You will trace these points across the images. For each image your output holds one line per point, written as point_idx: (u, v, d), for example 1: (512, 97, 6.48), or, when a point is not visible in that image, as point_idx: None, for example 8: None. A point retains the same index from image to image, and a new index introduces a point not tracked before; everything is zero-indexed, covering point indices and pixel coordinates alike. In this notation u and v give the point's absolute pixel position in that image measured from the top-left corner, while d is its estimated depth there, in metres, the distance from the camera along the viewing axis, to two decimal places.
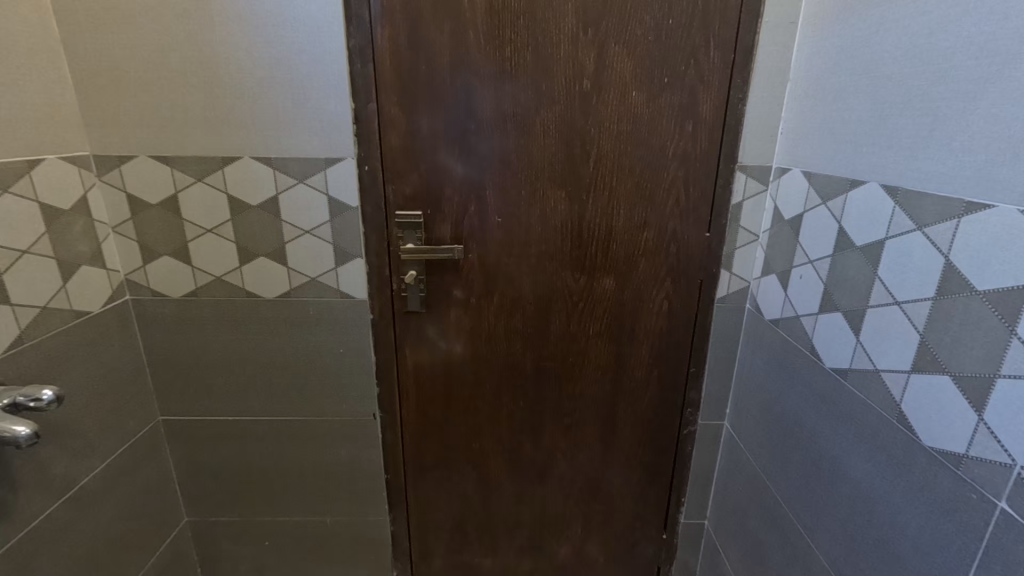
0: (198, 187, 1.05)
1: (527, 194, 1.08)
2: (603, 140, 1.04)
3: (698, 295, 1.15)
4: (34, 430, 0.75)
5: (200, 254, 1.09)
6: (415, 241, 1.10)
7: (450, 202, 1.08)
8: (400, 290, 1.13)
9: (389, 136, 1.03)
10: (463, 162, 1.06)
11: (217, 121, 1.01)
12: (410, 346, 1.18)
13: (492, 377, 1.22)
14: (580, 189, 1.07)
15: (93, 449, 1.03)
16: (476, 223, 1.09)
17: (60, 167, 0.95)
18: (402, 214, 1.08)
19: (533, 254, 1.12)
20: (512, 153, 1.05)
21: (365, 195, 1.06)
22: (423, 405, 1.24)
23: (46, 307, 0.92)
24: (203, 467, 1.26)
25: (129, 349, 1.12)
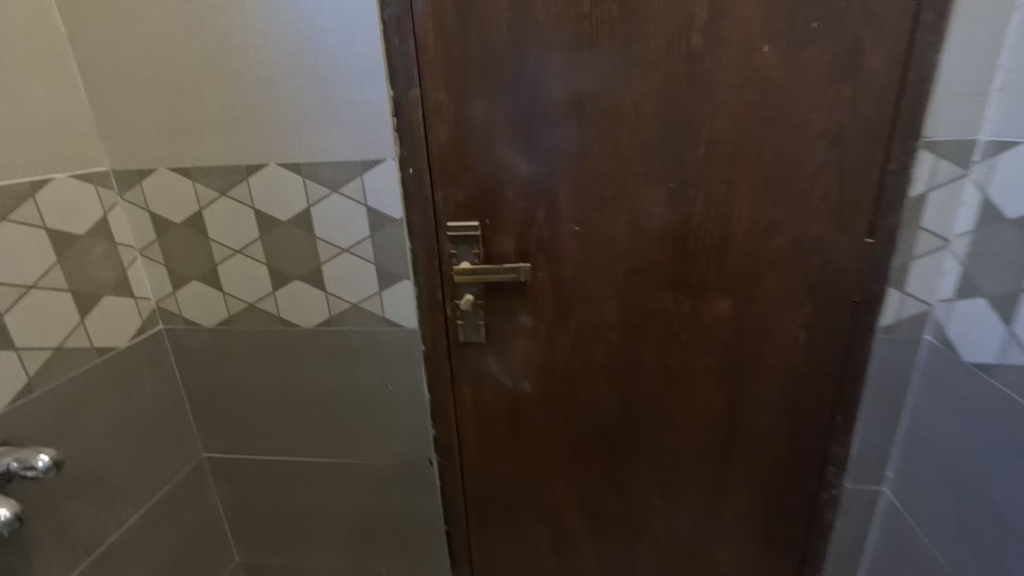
0: (223, 202, 0.90)
1: (613, 193, 0.83)
2: (717, 118, 0.76)
3: (851, 322, 0.84)
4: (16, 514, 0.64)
5: (232, 279, 0.95)
6: (471, 259, 0.89)
7: (513, 207, 0.85)
8: (455, 317, 0.93)
9: (437, 129, 0.83)
10: (529, 157, 0.83)
11: (239, 123, 0.85)
12: (469, 382, 0.98)
13: (568, 421, 0.99)
14: (684, 184, 0.80)
15: (124, 500, 0.92)
16: (546, 234, 0.86)
17: (73, 187, 0.84)
18: (454, 226, 0.87)
19: (620, 270, 0.87)
20: (592, 142, 0.81)
21: (410, 203, 0.87)
22: (485, 449, 1.04)
23: (61, 348, 0.81)
24: (248, 508, 1.14)
25: (164, 384, 1.01)
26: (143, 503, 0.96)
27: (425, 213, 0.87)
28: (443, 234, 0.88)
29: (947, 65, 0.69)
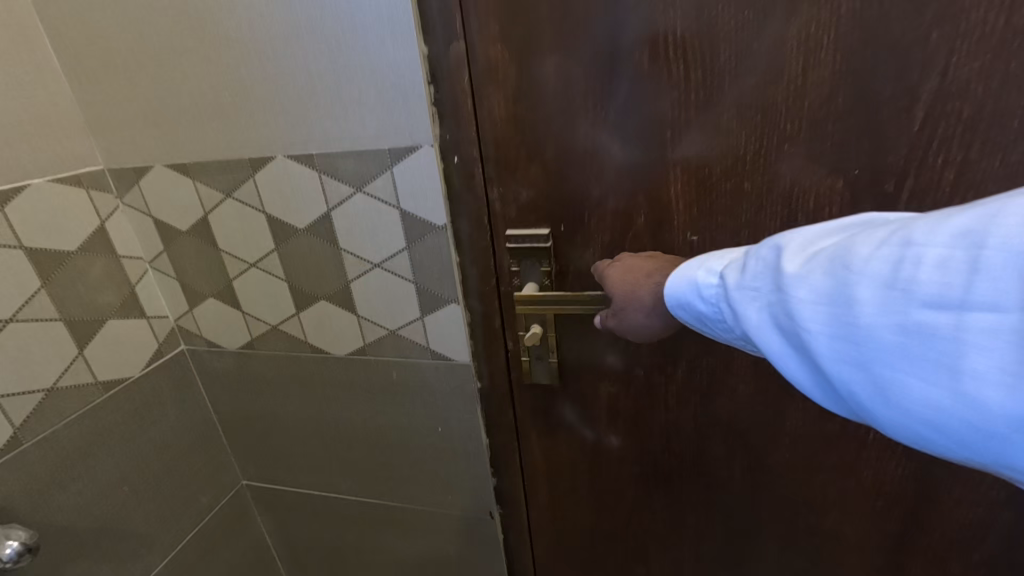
0: (230, 205, 0.72)
1: (755, 186, 0.54)
2: (953, 59, 0.45)
3: None
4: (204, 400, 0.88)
5: (250, 297, 0.78)
6: (539, 279, 0.65)
7: (600, 209, 0.59)
8: (520, 352, 0.70)
9: (490, 99, 0.58)
10: (624, 134, 0.56)
11: (238, 104, 0.65)
12: (537, 429, 0.77)
13: (669, 487, 0.74)
14: (879, 170, 0.50)
15: (149, 548, 0.83)
16: (648, 246, 0.60)
17: (57, 194, 0.69)
18: (515, 234, 0.63)
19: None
20: (725, 108, 0.52)
21: (455, 205, 0.64)
22: (558, 509, 0.82)
23: (54, 388, 0.70)
24: (293, 543, 1.02)
25: (190, 413, 0.87)
26: (172, 547, 0.87)
27: (477, 218, 0.63)
28: (501, 245, 0.65)
29: None
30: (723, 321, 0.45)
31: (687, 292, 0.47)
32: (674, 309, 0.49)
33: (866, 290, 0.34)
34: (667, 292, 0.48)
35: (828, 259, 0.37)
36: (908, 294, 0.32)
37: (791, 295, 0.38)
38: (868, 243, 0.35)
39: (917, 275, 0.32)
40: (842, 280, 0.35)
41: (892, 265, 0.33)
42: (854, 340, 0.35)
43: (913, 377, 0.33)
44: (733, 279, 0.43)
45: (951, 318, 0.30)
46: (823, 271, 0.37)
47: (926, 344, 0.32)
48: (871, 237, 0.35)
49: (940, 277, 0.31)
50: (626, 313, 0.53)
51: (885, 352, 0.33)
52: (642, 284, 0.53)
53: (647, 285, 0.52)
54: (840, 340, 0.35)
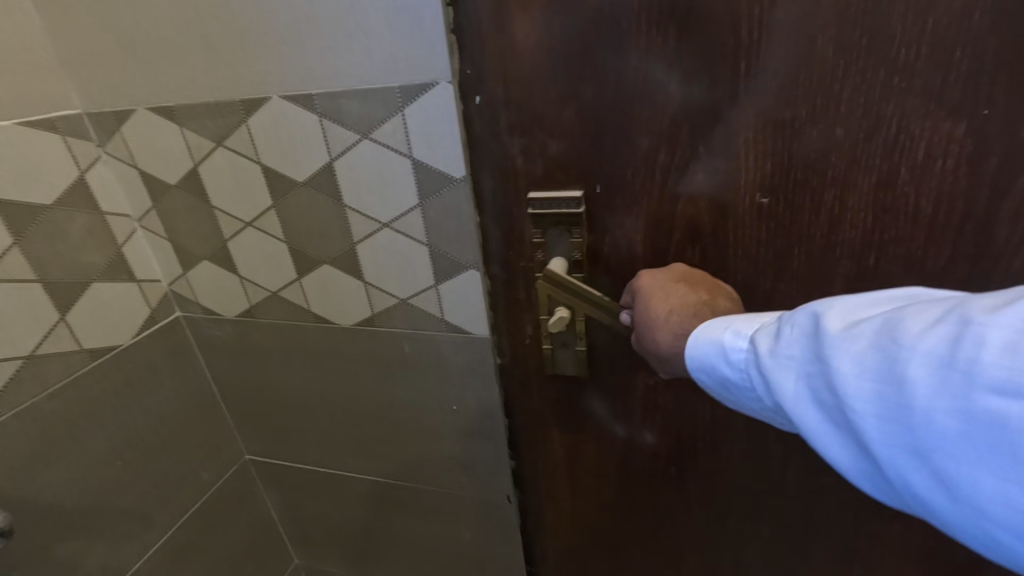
0: (222, 155, 0.64)
1: (851, 131, 0.44)
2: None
3: None
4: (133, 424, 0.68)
5: (247, 260, 0.71)
6: (566, 252, 0.56)
7: (650, 163, 0.50)
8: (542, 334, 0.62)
9: (520, 26, 0.48)
10: (686, 70, 0.46)
11: (227, 34, 0.56)
12: (558, 418, 0.69)
13: (706, 483, 0.67)
14: (1013, 107, 0.40)
15: (148, 525, 0.79)
16: (706, 210, 0.51)
17: (27, 141, 0.61)
18: (539, 199, 0.54)
19: (839, 274, 0.50)
20: (822, 31, 0.42)
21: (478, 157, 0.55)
22: (579, 504, 0.75)
23: (32, 355, 0.64)
24: (302, 516, 0.98)
25: (188, 385, 0.82)
26: (173, 523, 0.83)
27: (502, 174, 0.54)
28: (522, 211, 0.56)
29: None
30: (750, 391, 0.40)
31: (708, 353, 0.42)
32: (694, 372, 0.44)
33: (918, 368, 0.30)
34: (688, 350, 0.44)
35: (873, 330, 0.33)
36: (969, 375, 0.28)
37: (832, 365, 0.33)
38: (918, 319, 0.32)
39: (977, 358, 0.28)
40: (889, 355, 0.32)
41: (946, 342, 0.30)
42: (905, 422, 0.31)
43: (971, 472, 0.28)
44: (757, 345, 0.39)
45: (1016, 407, 0.27)
46: (868, 343, 0.33)
47: (989, 432, 0.27)
48: (919, 313, 0.32)
49: (1007, 362, 0.27)
50: (650, 343, 0.48)
51: (944, 441, 0.29)
52: (669, 314, 0.48)
53: (675, 317, 0.47)
54: (886, 421, 0.31)
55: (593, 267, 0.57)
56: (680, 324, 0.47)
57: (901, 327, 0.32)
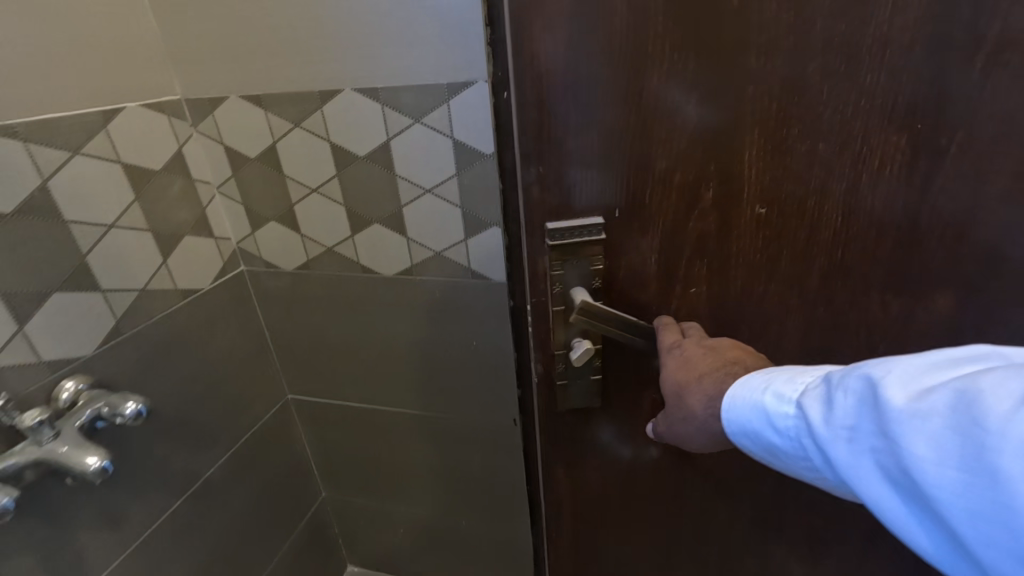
0: (298, 134, 0.81)
1: (832, 146, 0.52)
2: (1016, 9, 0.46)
3: None
4: (141, 408, 0.67)
5: (310, 220, 0.88)
6: (586, 279, 0.58)
7: (669, 180, 0.54)
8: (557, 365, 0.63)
9: (532, 39, 0.48)
10: (701, 92, 0.50)
11: (310, 40, 0.74)
12: (568, 433, 0.69)
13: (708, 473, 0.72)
14: (942, 122, 0.51)
15: (217, 442, 0.93)
16: (710, 224, 0.56)
17: (142, 118, 0.77)
18: (559, 233, 0.55)
19: (814, 269, 0.59)
20: (814, 56, 0.49)
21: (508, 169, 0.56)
22: (585, 513, 0.76)
23: (145, 290, 0.79)
24: (333, 449, 1.15)
25: (248, 327, 0.98)
26: (234, 443, 0.97)
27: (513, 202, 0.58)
28: (535, 238, 0.57)
29: None
30: (805, 456, 0.42)
31: (754, 412, 0.46)
32: (739, 430, 0.48)
33: (1009, 456, 0.29)
34: (727, 408, 0.48)
35: (948, 406, 0.32)
36: None
37: (900, 445, 0.34)
38: (1002, 396, 0.31)
39: None
40: (966, 438, 0.31)
41: None
42: (999, 515, 0.30)
43: None
44: (807, 411, 0.41)
45: None
46: (939, 422, 0.33)
47: None
48: (1000, 386, 0.31)
49: None
50: (684, 409, 0.55)
51: None
52: (700, 380, 0.54)
53: (706, 382, 0.53)
54: (978, 515, 0.31)
55: (605, 294, 0.60)
56: (714, 387, 0.53)
57: (980, 404, 0.31)
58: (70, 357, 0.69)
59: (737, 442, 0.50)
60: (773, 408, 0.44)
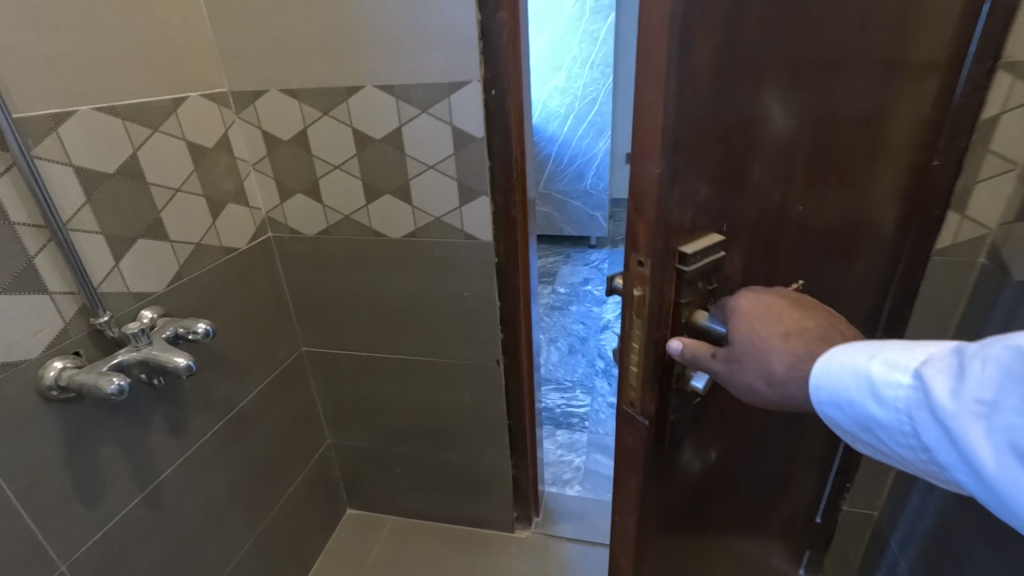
0: (326, 121, 1.01)
1: (840, 146, 0.63)
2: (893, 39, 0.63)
3: (920, 248, 0.86)
4: (191, 363, 0.79)
5: (331, 193, 1.08)
6: (699, 302, 0.56)
7: (756, 186, 0.57)
8: (666, 397, 0.59)
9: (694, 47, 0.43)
10: (785, 106, 0.54)
11: (341, 48, 0.94)
12: (663, 464, 0.64)
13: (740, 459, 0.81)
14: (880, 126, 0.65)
15: (250, 378, 1.11)
16: (771, 223, 0.61)
17: (201, 105, 0.96)
18: (693, 254, 0.51)
19: (820, 251, 0.70)
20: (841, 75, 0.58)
21: (634, 200, 0.49)
22: (665, 543, 0.72)
23: (199, 244, 0.97)
24: (340, 396, 1.33)
25: (273, 284, 1.17)
26: (261, 381, 1.15)
27: (630, 236, 0.51)
28: (665, 265, 0.50)
29: None
30: (911, 430, 0.42)
31: (853, 385, 0.44)
32: (830, 405, 0.46)
33: None
34: (818, 380, 0.47)
35: None
36: None
37: None
38: None
39: None
40: None
41: None
42: None
43: None
44: (932, 384, 0.39)
45: None
46: None
47: None
48: None
49: None
50: (757, 363, 0.50)
51: None
52: (772, 351, 0.50)
53: (778, 358, 0.49)
54: None
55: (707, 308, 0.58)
56: (786, 361, 0.49)
57: None
58: (148, 291, 0.87)
59: (821, 414, 0.48)
60: (883, 378, 0.43)
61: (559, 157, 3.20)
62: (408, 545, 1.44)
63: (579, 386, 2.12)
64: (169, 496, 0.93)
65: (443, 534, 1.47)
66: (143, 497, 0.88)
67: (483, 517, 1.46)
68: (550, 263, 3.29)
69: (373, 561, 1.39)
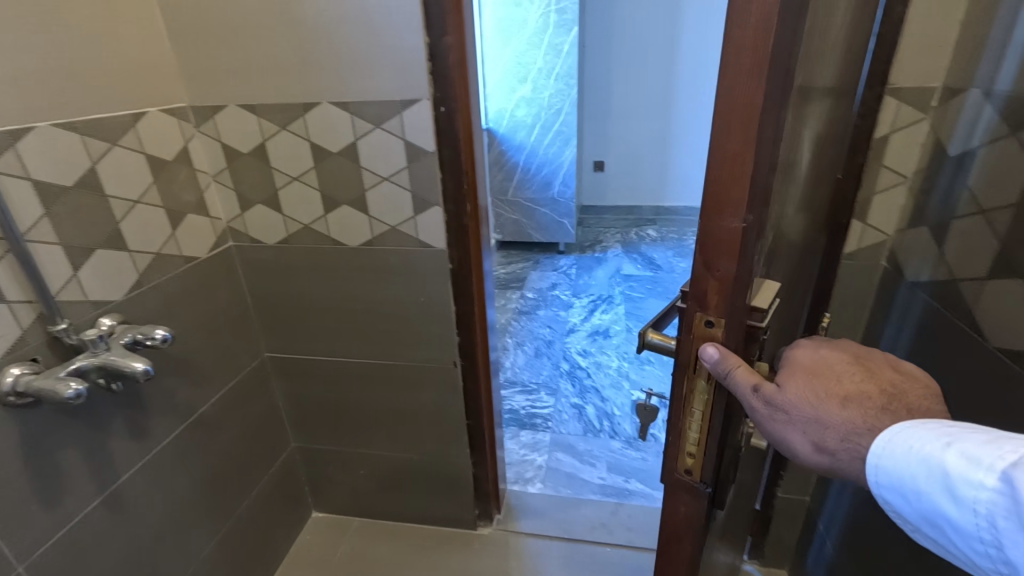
0: (284, 135, 1.06)
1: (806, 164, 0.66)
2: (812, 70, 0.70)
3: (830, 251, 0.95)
4: (149, 367, 0.83)
5: (290, 203, 1.12)
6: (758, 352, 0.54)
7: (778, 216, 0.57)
8: (725, 457, 0.55)
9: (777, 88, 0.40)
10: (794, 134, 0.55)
11: (298, 66, 0.99)
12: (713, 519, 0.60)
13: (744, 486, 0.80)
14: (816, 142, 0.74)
15: (212, 383, 1.14)
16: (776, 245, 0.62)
17: (160, 120, 0.99)
18: (759, 308, 0.50)
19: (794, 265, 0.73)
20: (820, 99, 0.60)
21: (706, 257, 0.45)
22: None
23: (159, 253, 1.00)
24: (303, 400, 1.37)
25: (235, 292, 1.20)
26: (223, 387, 1.18)
27: (699, 294, 0.47)
28: (738, 325, 0.47)
29: (917, 17, 0.79)
30: (987, 533, 0.40)
31: (926, 474, 0.43)
32: (892, 487, 0.45)
33: None
34: (885, 462, 0.45)
35: None
36: None
37: None
38: None
39: None
40: None
41: None
42: None
43: None
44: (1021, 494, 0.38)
45: None
46: None
47: None
48: None
49: None
50: (813, 419, 0.47)
51: None
52: (829, 420, 0.47)
53: (833, 428, 0.47)
54: None
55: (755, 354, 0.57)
56: (840, 434, 0.47)
57: None
58: (107, 299, 0.90)
59: (880, 495, 0.47)
60: (961, 474, 0.42)
61: (527, 166, 3.28)
62: (372, 545, 1.47)
63: (544, 388, 2.18)
64: (130, 498, 0.96)
65: (408, 533, 1.51)
66: (102, 499, 0.91)
67: (446, 516, 1.50)
68: (519, 269, 3.36)
69: (338, 561, 1.42)
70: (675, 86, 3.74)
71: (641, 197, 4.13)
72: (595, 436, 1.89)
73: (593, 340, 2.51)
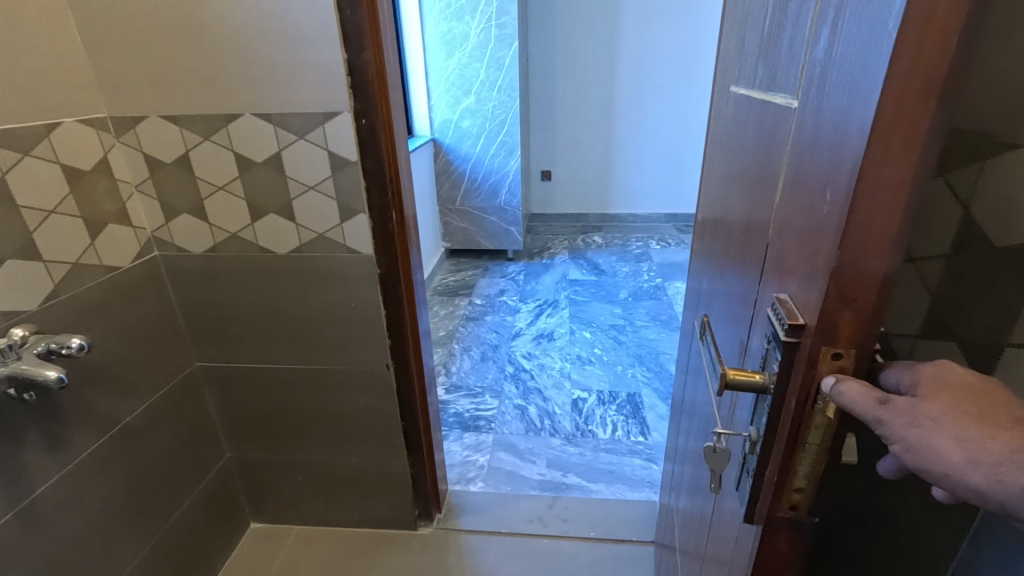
0: (207, 145, 1.08)
1: None
2: None
3: None
4: (62, 375, 0.83)
5: (216, 212, 1.14)
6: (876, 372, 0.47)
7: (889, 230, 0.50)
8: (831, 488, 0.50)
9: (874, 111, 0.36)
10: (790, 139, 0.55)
11: (221, 79, 1.02)
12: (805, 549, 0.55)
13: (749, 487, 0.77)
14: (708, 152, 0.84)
15: (136, 392, 1.13)
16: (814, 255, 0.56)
17: (77, 130, 0.99)
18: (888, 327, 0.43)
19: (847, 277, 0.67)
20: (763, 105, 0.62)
21: (841, 288, 0.40)
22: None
23: (77, 263, 0.99)
24: (238, 409, 1.37)
25: (161, 301, 1.20)
26: (148, 398, 1.17)
27: (828, 325, 0.41)
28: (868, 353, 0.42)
29: None
30: None
31: None
32: None
33: None
34: None
35: None
36: None
37: None
38: None
39: None
40: None
41: None
42: None
43: None
44: None
45: None
46: None
47: None
48: None
49: None
50: (969, 437, 0.37)
51: None
52: (988, 429, 0.37)
53: (997, 441, 0.36)
54: None
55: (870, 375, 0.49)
56: (1008, 448, 0.36)
57: None
58: (18, 310, 0.89)
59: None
60: None
61: (473, 174, 3.34)
62: (311, 553, 1.47)
63: (488, 390, 2.23)
64: (46, 511, 0.95)
65: (347, 537, 1.53)
66: (15, 512, 0.89)
67: (386, 518, 1.53)
68: (468, 276, 3.42)
69: (276, 569, 1.43)
70: (616, 99, 3.92)
71: (588, 205, 4.26)
72: (535, 434, 1.95)
73: (537, 343, 2.58)
